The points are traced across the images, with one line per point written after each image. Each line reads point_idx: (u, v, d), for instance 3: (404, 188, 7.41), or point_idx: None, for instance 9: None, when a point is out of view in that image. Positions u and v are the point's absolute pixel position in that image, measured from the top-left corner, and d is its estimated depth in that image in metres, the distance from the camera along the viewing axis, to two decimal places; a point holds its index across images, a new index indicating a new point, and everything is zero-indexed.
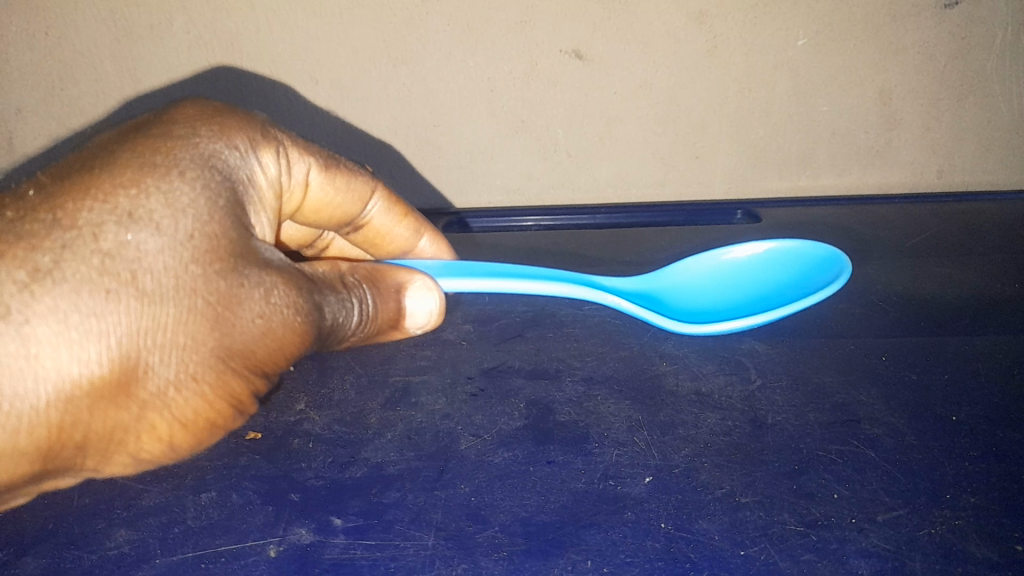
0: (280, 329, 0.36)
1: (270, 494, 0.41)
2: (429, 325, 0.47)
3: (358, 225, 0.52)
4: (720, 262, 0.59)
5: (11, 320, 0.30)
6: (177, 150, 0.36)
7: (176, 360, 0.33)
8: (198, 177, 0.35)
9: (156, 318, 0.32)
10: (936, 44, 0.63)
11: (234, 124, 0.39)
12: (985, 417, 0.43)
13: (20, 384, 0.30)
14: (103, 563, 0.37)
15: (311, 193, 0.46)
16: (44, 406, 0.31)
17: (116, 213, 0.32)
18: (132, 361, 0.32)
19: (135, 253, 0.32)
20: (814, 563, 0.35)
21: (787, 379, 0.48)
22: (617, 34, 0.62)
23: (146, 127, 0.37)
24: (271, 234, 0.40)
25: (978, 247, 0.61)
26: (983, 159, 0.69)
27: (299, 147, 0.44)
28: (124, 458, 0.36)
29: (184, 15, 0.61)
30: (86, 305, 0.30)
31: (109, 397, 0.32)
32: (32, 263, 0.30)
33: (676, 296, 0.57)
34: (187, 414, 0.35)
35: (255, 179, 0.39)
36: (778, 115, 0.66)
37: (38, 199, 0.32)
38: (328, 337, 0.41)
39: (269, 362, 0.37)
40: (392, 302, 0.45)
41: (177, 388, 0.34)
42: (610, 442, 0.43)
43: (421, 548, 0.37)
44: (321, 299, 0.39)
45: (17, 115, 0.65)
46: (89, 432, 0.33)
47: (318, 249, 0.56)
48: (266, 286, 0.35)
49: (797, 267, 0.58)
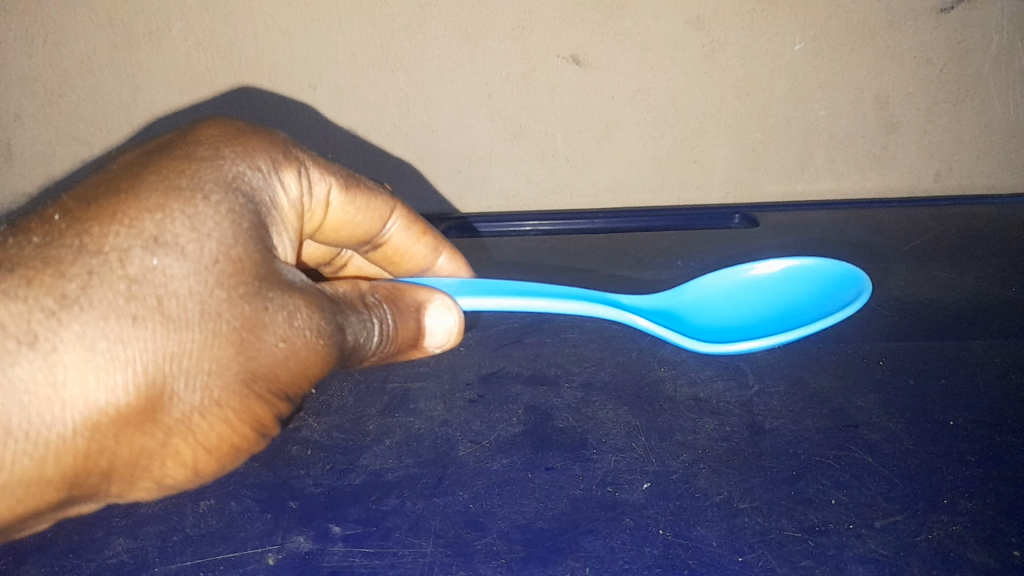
0: (304, 352, 0.32)
1: (269, 502, 0.40)
2: (447, 343, 0.42)
3: (376, 244, 0.48)
4: (741, 279, 0.57)
5: (39, 347, 0.27)
6: (202, 172, 0.33)
7: (201, 385, 0.30)
8: (222, 201, 0.32)
9: (183, 343, 0.29)
10: (932, 48, 0.64)
11: (256, 144, 0.37)
12: (983, 421, 0.44)
13: (45, 412, 0.27)
14: (104, 571, 0.37)
15: (331, 213, 0.43)
16: (70, 435, 0.28)
17: (143, 238, 0.29)
18: (158, 388, 0.29)
19: (162, 278, 0.29)
20: (813, 569, 0.35)
21: (785, 384, 0.48)
22: (616, 40, 0.63)
23: (169, 148, 0.34)
24: (292, 255, 0.37)
25: (973, 251, 0.61)
26: (979, 162, 0.70)
27: (320, 166, 0.41)
28: (149, 484, 0.32)
29: (184, 21, 0.61)
30: (113, 331, 0.28)
31: (136, 423, 0.29)
32: (59, 290, 0.28)
33: (697, 314, 0.55)
34: (211, 439, 0.31)
35: (278, 201, 0.36)
36: (774, 119, 0.67)
37: (64, 222, 0.30)
38: (350, 358, 0.36)
39: (294, 385, 0.33)
40: (412, 321, 0.40)
41: (202, 414, 0.30)
42: (608, 448, 0.43)
43: (419, 556, 0.37)
44: (343, 320, 0.35)
45: (16, 122, 0.65)
46: (114, 459, 0.30)
47: (336, 267, 0.53)
48: (289, 310, 0.32)
49: (819, 284, 0.55)
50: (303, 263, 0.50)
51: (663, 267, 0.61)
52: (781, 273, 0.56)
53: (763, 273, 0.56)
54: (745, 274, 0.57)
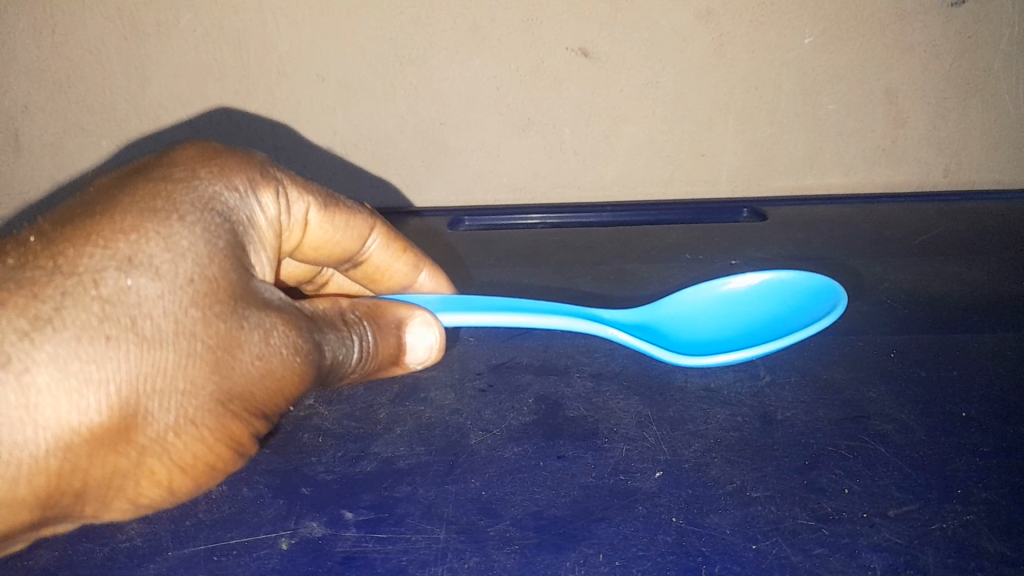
0: (279, 369, 0.33)
1: (281, 488, 0.41)
2: (429, 359, 0.42)
3: (357, 262, 0.48)
4: (720, 293, 0.55)
5: (12, 369, 0.27)
6: (177, 194, 0.33)
7: (176, 405, 0.30)
8: (198, 221, 0.32)
9: (157, 363, 0.29)
10: (943, 42, 0.62)
11: (234, 164, 0.37)
12: (995, 413, 0.43)
13: (17, 433, 0.27)
14: (116, 556, 0.37)
15: (311, 232, 0.43)
16: (43, 455, 0.28)
17: (117, 259, 0.30)
18: (131, 409, 0.29)
19: (135, 299, 0.29)
20: (827, 558, 0.35)
21: (797, 375, 0.47)
22: (623, 32, 0.61)
23: (146, 169, 0.35)
24: (271, 273, 0.37)
25: (990, 244, 0.59)
26: (992, 158, 0.67)
27: (298, 185, 0.41)
28: (124, 505, 0.32)
29: (192, 12, 0.61)
30: (86, 352, 0.28)
31: (109, 444, 0.29)
32: (33, 311, 0.28)
33: (678, 327, 0.53)
34: (186, 458, 0.31)
35: (255, 220, 0.36)
36: (784, 113, 0.65)
37: (40, 244, 0.30)
38: (328, 376, 0.37)
39: (270, 403, 0.33)
40: (393, 339, 0.41)
41: (177, 433, 0.30)
42: (620, 437, 0.43)
43: (433, 541, 0.37)
44: (321, 336, 0.35)
45: (26, 112, 0.66)
46: (88, 479, 0.30)
47: (318, 285, 0.52)
48: (266, 328, 0.32)
49: (795, 298, 0.53)
50: (283, 281, 0.50)
51: (673, 264, 0.59)
52: (756, 288, 0.54)
53: (739, 288, 0.54)
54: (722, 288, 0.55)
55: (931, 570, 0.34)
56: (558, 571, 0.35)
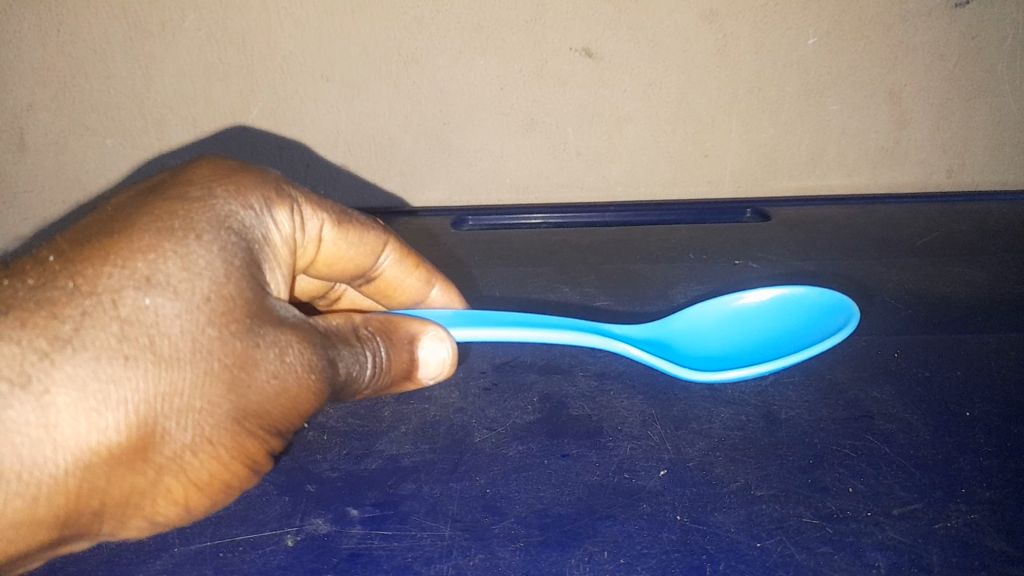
0: (294, 388, 0.33)
1: (287, 485, 0.41)
2: (441, 374, 0.43)
3: (369, 278, 0.48)
4: (727, 310, 0.54)
5: (31, 390, 0.27)
6: (195, 212, 0.33)
7: (193, 424, 0.30)
8: (214, 240, 0.32)
9: (173, 382, 0.29)
10: (947, 44, 0.62)
11: (249, 182, 0.37)
12: (1000, 413, 0.43)
13: (37, 453, 0.28)
14: (126, 553, 0.38)
15: (324, 248, 0.43)
16: (62, 475, 0.28)
17: (136, 279, 0.30)
18: (149, 429, 0.29)
19: (154, 318, 0.29)
20: (831, 556, 0.35)
21: (801, 376, 0.47)
22: (628, 32, 0.61)
23: (162, 189, 0.35)
24: (286, 291, 0.37)
25: (994, 245, 0.59)
26: (994, 158, 0.67)
27: (312, 203, 0.41)
28: (139, 522, 0.33)
29: (196, 11, 0.61)
30: (105, 372, 0.28)
31: (126, 462, 0.29)
32: (52, 332, 0.28)
33: (687, 342, 0.52)
34: (202, 476, 0.32)
35: (271, 238, 0.36)
36: (788, 114, 0.65)
37: (58, 264, 0.30)
38: (343, 393, 0.37)
39: (284, 420, 0.33)
40: (406, 353, 0.41)
41: (193, 452, 0.31)
42: (624, 436, 0.43)
43: (438, 539, 0.38)
44: (336, 354, 0.35)
45: (30, 111, 0.65)
46: (105, 498, 0.30)
47: (329, 300, 0.52)
48: (281, 345, 0.32)
49: (804, 315, 0.52)
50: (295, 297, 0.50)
51: (678, 265, 0.59)
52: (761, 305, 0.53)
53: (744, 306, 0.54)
54: (729, 305, 0.54)
55: (935, 569, 0.34)
56: (562, 569, 0.36)
